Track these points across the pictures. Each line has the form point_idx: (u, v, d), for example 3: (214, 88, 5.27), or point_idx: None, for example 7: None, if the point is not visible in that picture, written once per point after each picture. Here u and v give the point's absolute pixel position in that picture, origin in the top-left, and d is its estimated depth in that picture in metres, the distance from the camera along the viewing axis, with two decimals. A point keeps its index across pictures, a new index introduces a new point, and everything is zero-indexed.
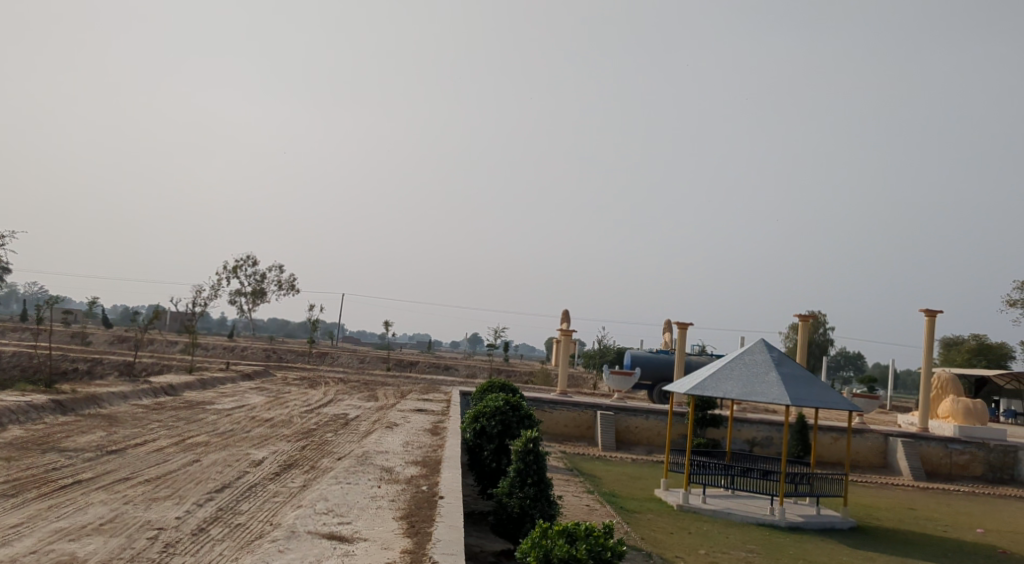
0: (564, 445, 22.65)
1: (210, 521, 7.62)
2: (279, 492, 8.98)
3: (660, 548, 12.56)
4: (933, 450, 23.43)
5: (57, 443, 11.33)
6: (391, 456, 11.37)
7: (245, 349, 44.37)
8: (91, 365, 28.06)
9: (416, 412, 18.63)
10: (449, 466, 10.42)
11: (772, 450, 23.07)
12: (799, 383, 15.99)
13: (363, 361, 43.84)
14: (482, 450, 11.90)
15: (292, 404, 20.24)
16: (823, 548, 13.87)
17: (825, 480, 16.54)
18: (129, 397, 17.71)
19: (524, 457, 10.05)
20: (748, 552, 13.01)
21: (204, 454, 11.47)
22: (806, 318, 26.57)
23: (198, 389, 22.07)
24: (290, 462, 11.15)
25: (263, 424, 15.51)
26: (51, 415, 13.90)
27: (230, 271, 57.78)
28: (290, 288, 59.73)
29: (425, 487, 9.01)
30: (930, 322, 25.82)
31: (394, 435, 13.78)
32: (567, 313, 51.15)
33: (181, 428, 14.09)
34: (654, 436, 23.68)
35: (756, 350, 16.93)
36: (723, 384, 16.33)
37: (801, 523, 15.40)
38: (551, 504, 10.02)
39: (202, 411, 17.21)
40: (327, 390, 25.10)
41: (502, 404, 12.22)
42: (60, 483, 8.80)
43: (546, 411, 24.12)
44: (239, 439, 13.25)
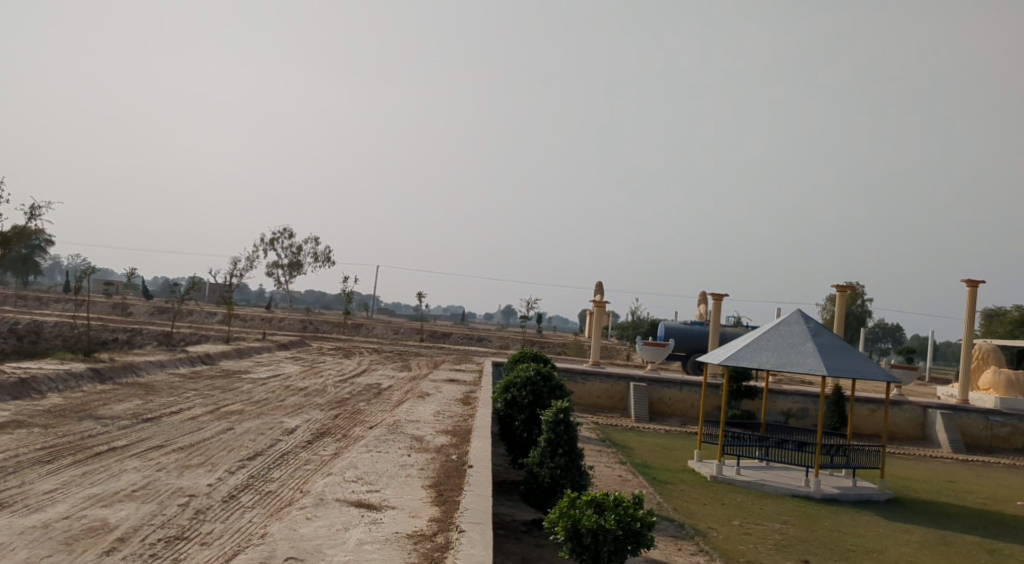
0: (598, 416, 22.60)
1: (240, 489, 7.68)
2: (311, 460, 9.03)
3: (692, 518, 12.45)
4: (974, 423, 22.94)
5: (94, 411, 11.54)
6: (422, 426, 11.39)
7: (282, 320, 44.95)
8: (131, 336, 28.60)
9: (448, 382, 18.70)
10: (479, 435, 10.39)
11: (808, 422, 22.77)
12: (836, 354, 15.68)
13: (398, 332, 44.18)
14: (513, 420, 11.88)
15: (327, 374, 20.44)
16: (859, 521, 13.66)
17: (862, 452, 16.27)
18: (166, 367, 18.00)
19: (555, 427, 9.99)
20: (782, 523, 12.85)
21: (237, 422, 11.60)
22: (843, 289, 26.06)
23: (235, 359, 22.38)
24: (322, 430, 11.23)
25: (297, 393, 15.66)
26: (89, 383, 14.17)
27: (266, 243, 58.48)
28: (325, 260, 60.24)
29: (454, 456, 8.98)
30: (972, 292, 25.16)
31: (426, 405, 13.81)
32: (601, 285, 50.83)
33: (216, 397, 14.28)
34: (688, 408, 23.51)
35: (792, 320, 16.62)
36: (758, 355, 16.08)
37: (836, 495, 15.19)
38: (582, 474, 9.95)
39: (237, 380, 17.44)
40: (361, 361, 25.31)
41: (533, 374, 12.18)
42: (95, 450, 8.94)
43: (579, 382, 24.07)
44: (272, 407, 13.39)
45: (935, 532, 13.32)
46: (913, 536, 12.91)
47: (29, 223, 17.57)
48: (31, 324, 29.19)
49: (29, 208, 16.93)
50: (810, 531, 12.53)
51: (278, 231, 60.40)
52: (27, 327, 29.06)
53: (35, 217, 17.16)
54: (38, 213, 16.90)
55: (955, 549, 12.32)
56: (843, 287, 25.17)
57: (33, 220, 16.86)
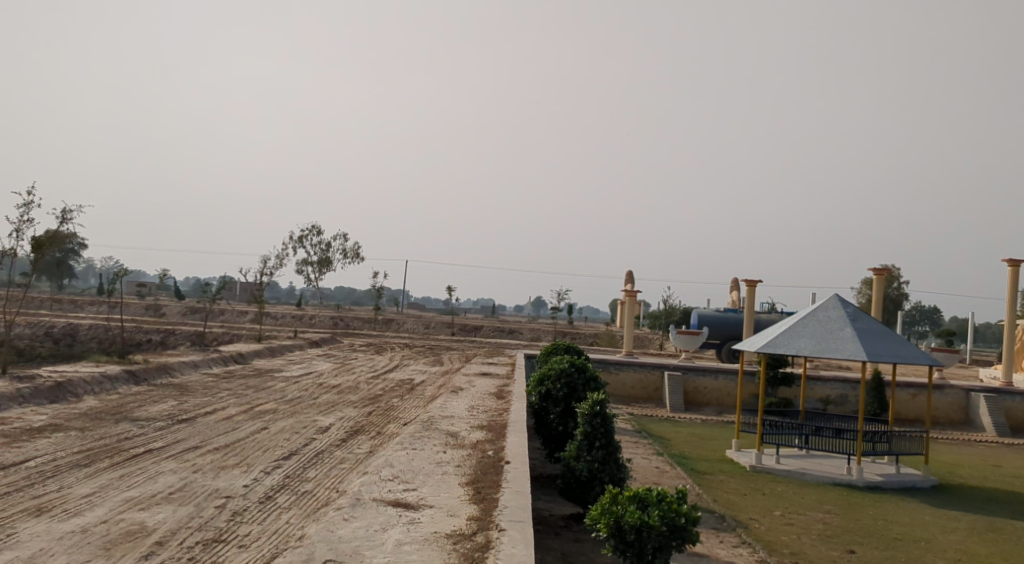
0: (632, 406, 22.35)
1: (277, 489, 7.63)
2: (346, 459, 8.97)
3: (733, 510, 12.21)
4: (1020, 406, 22.33)
5: (130, 413, 11.59)
6: (456, 421, 11.28)
7: (313, 317, 45.25)
8: (165, 336, 28.90)
9: (481, 376, 18.60)
10: (515, 430, 10.25)
11: (847, 408, 22.33)
12: (876, 339, 15.30)
13: (429, 327, 44.22)
14: (548, 414, 11.72)
15: (359, 370, 20.47)
16: (905, 509, 13.32)
17: (905, 438, 15.88)
18: (200, 367, 18.11)
19: (591, 420, 9.82)
20: (826, 513, 12.55)
21: (271, 421, 11.58)
22: (880, 272, 25.50)
23: (268, 358, 22.50)
24: (356, 428, 11.16)
25: (330, 391, 15.64)
26: (125, 385, 14.29)
27: (296, 241, 58.90)
28: (354, 256, 60.48)
29: (490, 452, 8.85)
30: (1014, 272, 24.48)
31: (460, 400, 13.71)
32: (631, 274, 50.40)
33: (249, 396, 14.30)
34: (724, 396, 23.18)
35: (829, 305, 16.25)
36: (795, 342, 15.75)
37: (880, 483, 14.84)
38: (620, 467, 9.77)
39: (271, 379, 17.49)
40: (392, 356, 25.31)
41: (567, 366, 12.02)
42: (131, 453, 8.95)
43: (612, 373, 23.84)
44: (306, 406, 13.37)
45: (985, 519, 12.93)
46: (962, 524, 12.54)
47: (62, 227, 17.75)
48: (68, 327, 29.62)
49: (61, 212, 17.10)
50: (855, 520, 12.22)
51: (307, 229, 60.79)
52: (64, 330, 29.48)
53: (66, 221, 17.33)
54: (70, 218, 17.07)
55: (1007, 537, 11.94)
56: (880, 270, 24.62)
57: (66, 224, 17.03)
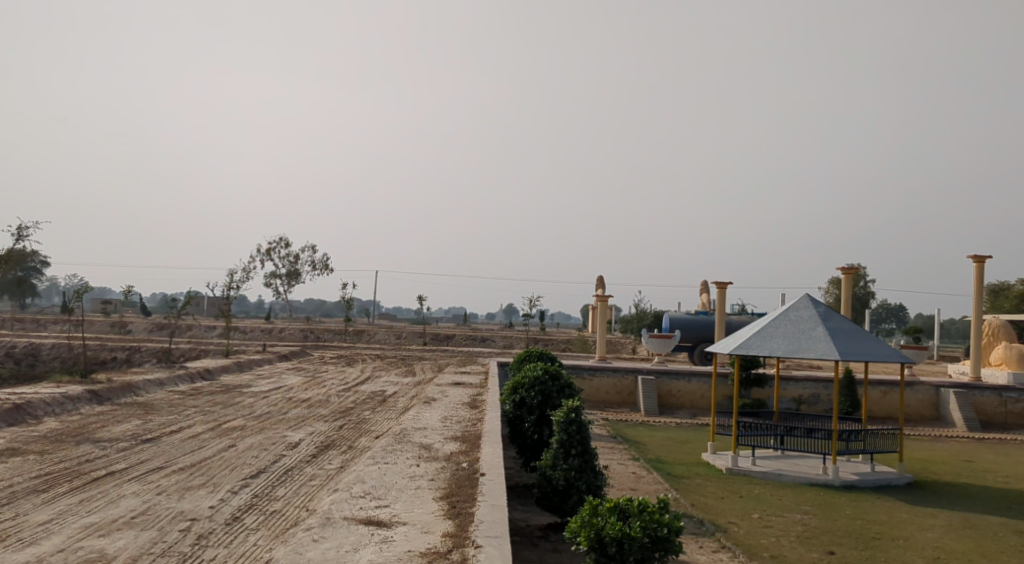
0: (607, 412, 22.25)
1: (244, 510, 7.35)
2: (316, 475, 8.71)
3: (711, 514, 12.12)
4: (987, 400, 22.61)
5: (92, 434, 11.20)
6: (429, 433, 11.06)
7: (283, 330, 44.63)
8: (130, 354, 28.27)
9: (453, 386, 18.38)
10: (490, 440, 10.05)
11: (820, 407, 22.45)
12: (848, 338, 15.35)
13: (400, 337, 43.81)
14: (523, 422, 11.55)
15: (330, 383, 20.12)
16: (881, 507, 13.33)
17: (879, 436, 15.93)
18: (166, 384, 17.67)
19: (567, 427, 9.68)
20: (804, 514, 12.51)
21: (239, 438, 11.26)
22: (848, 271, 25.75)
23: (236, 373, 22.06)
24: (328, 443, 10.90)
25: (301, 405, 15.32)
26: (87, 405, 13.84)
27: (263, 253, 58.18)
28: (323, 267, 59.92)
29: (465, 464, 8.64)
30: (979, 269, 24.83)
31: (433, 411, 13.48)
32: (602, 278, 50.44)
33: (217, 413, 13.94)
34: (698, 399, 23.18)
35: (801, 305, 16.29)
36: (769, 343, 15.74)
37: (856, 482, 14.86)
38: (597, 475, 9.63)
39: (239, 394, 17.10)
40: (364, 368, 24.96)
41: (542, 374, 11.88)
42: (92, 476, 8.61)
43: (586, 379, 23.73)
44: (275, 421, 13.05)
45: (959, 515, 12.99)
46: (939, 520, 12.58)
47: (17, 244, 17.21)
48: (29, 347, 28.85)
49: (16, 229, 16.59)
50: (833, 520, 12.19)
51: (274, 241, 60.14)
52: (24, 350, 28.70)
53: (23, 238, 16.84)
54: (26, 235, 16.58)
55: (983, 532, 11.99)
56: (848, 269, 24.81)
57: (22, 242, 16.54)
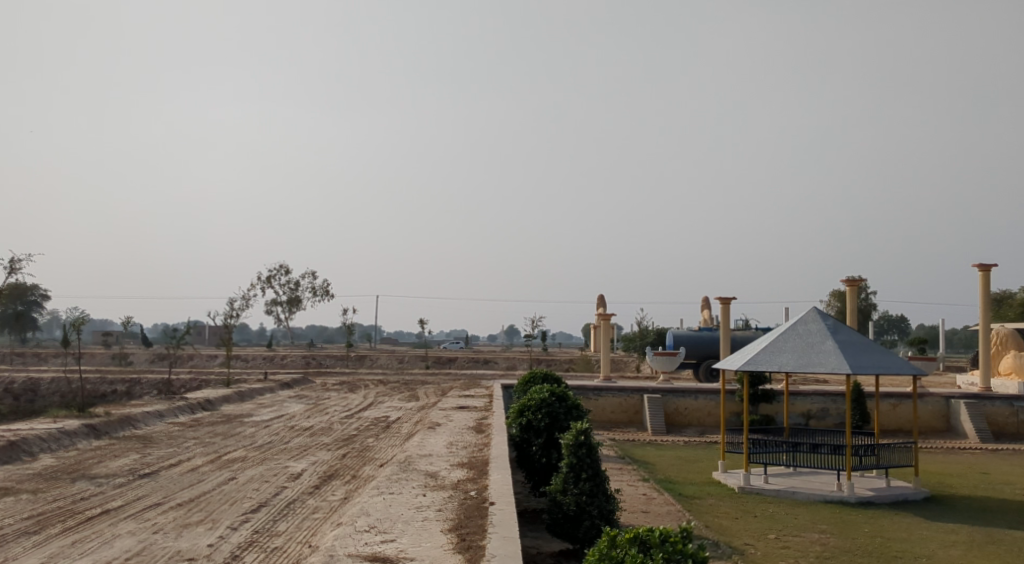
0: (614, 432, 21.90)
1: (245, 547, 7.05)
2: (319, 508, 8.41)
3: (727, 535, 11.76)
4: (999, 410, 22.25)
5: (88, 470, 10.90)
6: (435, 460, 10.75)
7: (285, 358, 44.24)
8: (129, 386, 27.93)
9: (457, 409, 18.05)
10: (497, 466, 9.72)
11: (829, 421, 22.13)
12: (858, 351, 15.05)
13: (403, 361, 43.47)
14: (530, 446, 11.24)
15: (333, 410, 19.79)
16: (900, 524, 12.98)
17: (893, 450, 15.58)
18: (165, 416, 17.35)
19: (576, 451, 9.38)
20: (821, 533, 12.15)
21: (240, 470, 10.95)
22: (851, 283, 25.54)
23: (237, 403, 21.71)
24: (330, 473, 10.58)
25: (302, 434, 15.01)
26: (84, 440, 13.52)
27: (264, 281, 58.02)
28: (323, 294, 59.66)
29: (473, 492, 8.32)
30: (985, 277, 24.60)
31: (438, 437, 13.18)
32: (603, 298, 50.32)
33: (217, 444, 13.62)
34: (706, 417, 22.83)
35: (809, 319, 15.99)
36: (778, 358, 15.43)
37: (871, 498, 14.51)
38: (610, 499, 9.32)
39: (240, 424, 16.78)
40: (366, 393, 24.64)
41: (547, 396, 11.60)
42: (87, 515, 8.30)
43: (591, 400, 23.38)
44: (276, 451, 12.73)
45: (982, 530, 12.62)
46: (960, 536, 12.22)
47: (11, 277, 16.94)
48: (27, 382, 28.50)
49: (9, 263, 16.33)
50: (851, 539, 11.84)
51: (275, 268, 59.90)
52: (23, 385, 28.34)
53: (15, 271, 16.55)
54: (18, 268, 16.30)
55: (1007, 547, 11.63)
56: (853, 280, 24.58)
57: (14, 275, 16.25)
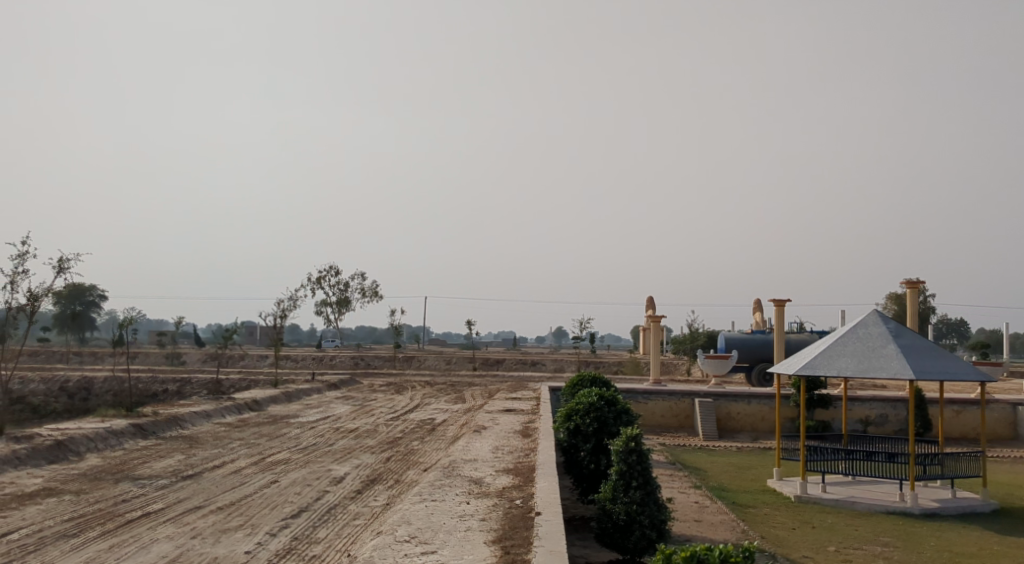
0: (664, 437, 21.36)
1: (282, 555, 6.84)
2: (360, 514, 8.19)
3: (784, 548, 11.19)
4: None
5: (132, 471, 10.87)
6: (480, 465, 10.45)
7: (334, 358, 44.50)
8: (180, 385, 28.33)
9: (504, 412, 17.75)
10: (544, 473, 9.36)
11: (889, 428, 21.25)
12: (923, 355, 14.31)
13: (450, 362, 43.38)
14: (578, 451, 10.85)
15: (378, 411, 19.64)
16: (969, 537, 12.25)
17: (959, 460, 14.79)
18: (213, 416, 17.39)
19: (626, 458, 8.97)
20: (884, 546, 11.52)
21: (283, 473, 10.80)
22: (912, 285, 24.54)
23: (284, 403, 21.75)
24: (373, 477, 10.36)
25: (347, 436, 14.85)
26: (131, 440, 13.57)
27: (314, 282, 58.62)
28: (372, 294, 59.97)
29: (518, 501, 7.99)
30: None
31: (484, 440, 12.90)
32: (651, 299, 49.72)
33: (262, 445, 13.58)
34: (759, 422, 22.15)
35: (870, 322, 15.28)
36: (837, 362, 14.77)
37: (937, 509, 13.78)
38: (661, 508, 8.89)
39: (286, 425, 16.75)
40: (413, 395, 24.49)
41: (597, 400, 11.20)
42: (127, 517, 8.20)
43: (641, 403, 22.88)
44: (321, 453, 12.59)
45: None
46: None
47: (61, 278, 17.16)
48: (83, 380, 29.11)
49: (58, 262, 16.54)
50: (917, 553, 11.18)
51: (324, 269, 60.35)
52: (78, 384, 28.91)
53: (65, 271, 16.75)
54: (67, 268, 16.50)
55: None
56: (914, 281, 23.59)
57: (64, 275, 16.46)
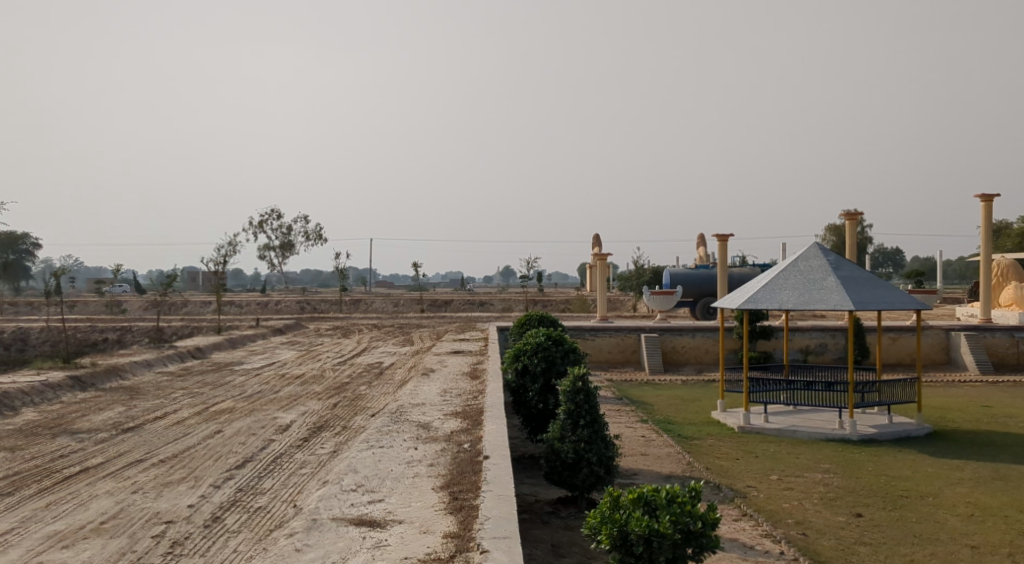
0: (611, 372, 21.67)
1: (226, 508, 6.70)
2: (306, 463, 8.07)
3: (728, 478, 11.46)
4: (999, 342, 22.09)
5: (70, 425, 10.52)
6: (428, 409, 10.38)
7: (279, 303, 43.83)
8: (121, 333, 27.69)
9: (452, 354, 17.71)
10: (493, 416, 9.33)
11: (828, 356, 21.91)
12: (861, 286, 14.63)
13: (398, 304, 43.15)
14: (526, 391, 10.84)
15: (325, 356, 19.45)
16: (904, 462, 12.72)
17: (895, 386, 15.28)
18: (154, 366, 16.98)
19: (574, 397, 8.97)
20: (824, 473, 11.89)
21: (227, 423, 10.57)
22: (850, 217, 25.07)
23: (228, 350, 21.37)
24: (320, 424, 10.22)
25: (293, 382, 14.68)
26: (69, 393, 13.14)
27: (256, 227, 57.45)
28: (316, 238, 59.05)
29: (467, 445, 7.96)
30: (986, 207, 24.00)
31: (432, 383, 12.84)
32: (597, 236, 50.14)
33: (206, 394, 13.28)
34: (703, 354, 22.62)
35: (810, 256, 15.53)
36: (778, 295, 15.01)
37: (874, 436, 14.28)
38: (609, 445, 8.95)
39: (230, 373, 16.48)
40: (360, 338, 24.30)
41: (544, 340, 11.19)
42: (65, 474, 7.94)
43: (588, 340, 23.10)
44: (266, 401, 12.36)
45: (987, 466, 12.29)
46: (966, 473, 11.93)
47: None
48: (17, 331, 28.19)
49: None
50: (855, 479, 11.56)
51: (266, 212, 59.14)
52: (12, 335, 27.98)
53: None
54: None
55: (1015, 484, 11.24)
56: (853, 213, 24.08)
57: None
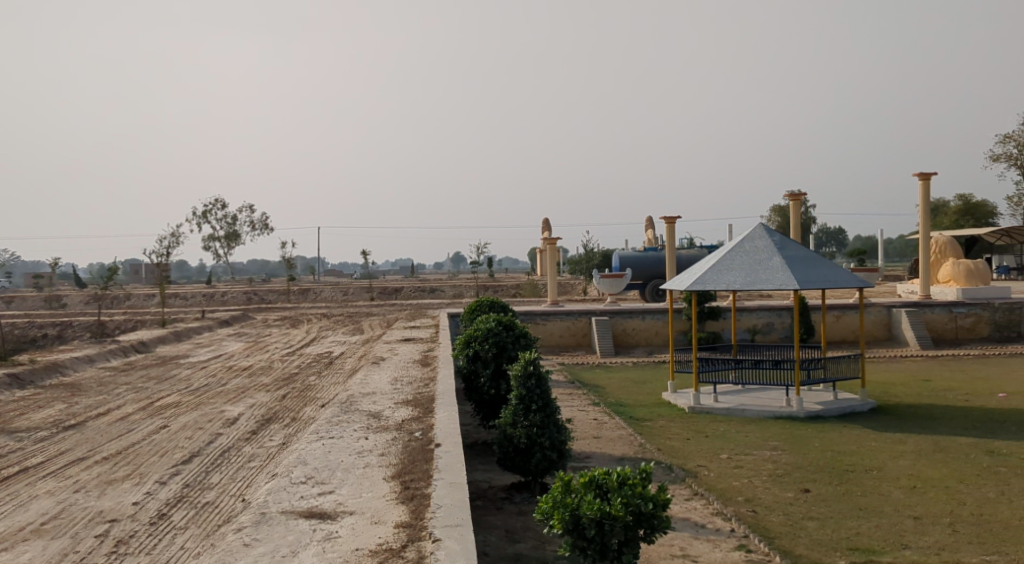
0: (563, 356, 21.79)
1: (173, 504, 6.53)
2: (255, 456, 7.93)
3: (679, 458, 11.62)
4: (937, 317, 22.84)
5: (7, 424, 10.15)
6: (379, 398, 10.27)
7: (225, 294, 43.01)
8: (60, 329, 26.83)
9: (403, 342, 17.58)
10: (445, 404, 9.27)
11: (775, 335, 22.36)
12: (804, 266, 14.92)
13: (348, 293, 42.70)
14: (477, 377, 10.81)
15: (273, 347, 19.13)
16: (849, 437, 13.05)
17: (839, 363, 15.65)
18: (96, 361, 16.49)
19: (525, 382, 8.97)
20: (772, 451, 12.13)
21: (173, 417, 10.31)
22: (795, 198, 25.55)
23: (173, 343, 20.86)
24: (268, 416, 10.04)
25: (241, 374, 14.40)
26: (5, 392, 12.67)
27: (199, 217, 56.17)
28: (263, 228, 57.98)
29: (418, 434, 7.90)
30: (924, 186, 24.68)
31: (383, 372, 12.72)
32: (547, 221, 50.31)
33: (150, 389, 12.94)
34: (653, 336, 22.89)
35: (755, 236, 15.77)
36: (725, 276, 15.22)
37: (820, 412, 14.62)
38: (561, 429, 8.98)
39: (175, 366, 16.10)
40: (309, 328, 23.97)
41: (494, 325, 11.15)
42: (2, 474, 7.65)
43: (539, 325, 23.17)
44: (213, 394, 12.09)
45: (926, 439, 12.68)
46: (908, 446, 12.29)
47: None
48: None
49: None
50: (803, 455, 11.82)
51: (210, 202, 57.88)
52: None
53: None
54: None
55: (954, 455, 11.62)
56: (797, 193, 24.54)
57: None
